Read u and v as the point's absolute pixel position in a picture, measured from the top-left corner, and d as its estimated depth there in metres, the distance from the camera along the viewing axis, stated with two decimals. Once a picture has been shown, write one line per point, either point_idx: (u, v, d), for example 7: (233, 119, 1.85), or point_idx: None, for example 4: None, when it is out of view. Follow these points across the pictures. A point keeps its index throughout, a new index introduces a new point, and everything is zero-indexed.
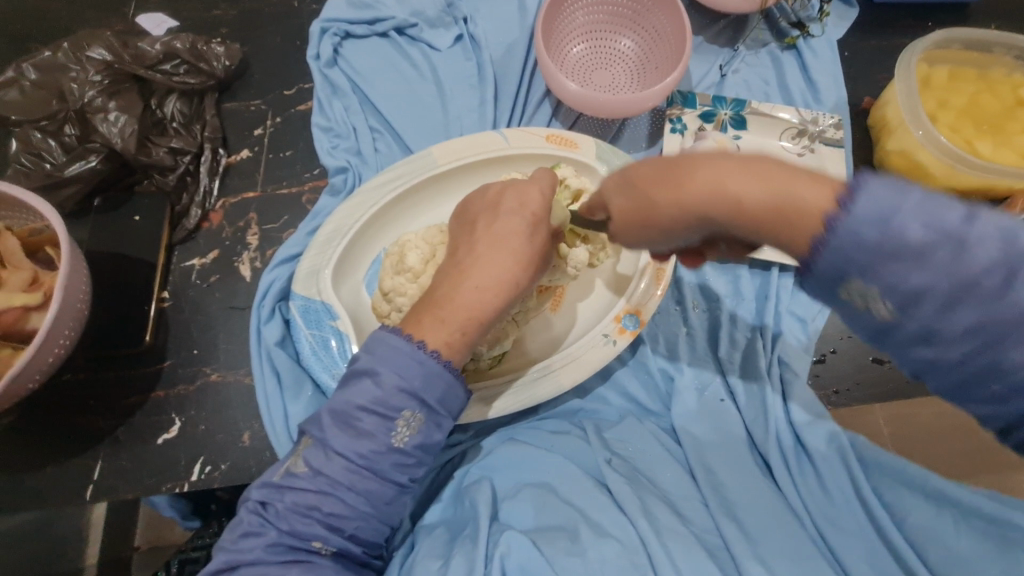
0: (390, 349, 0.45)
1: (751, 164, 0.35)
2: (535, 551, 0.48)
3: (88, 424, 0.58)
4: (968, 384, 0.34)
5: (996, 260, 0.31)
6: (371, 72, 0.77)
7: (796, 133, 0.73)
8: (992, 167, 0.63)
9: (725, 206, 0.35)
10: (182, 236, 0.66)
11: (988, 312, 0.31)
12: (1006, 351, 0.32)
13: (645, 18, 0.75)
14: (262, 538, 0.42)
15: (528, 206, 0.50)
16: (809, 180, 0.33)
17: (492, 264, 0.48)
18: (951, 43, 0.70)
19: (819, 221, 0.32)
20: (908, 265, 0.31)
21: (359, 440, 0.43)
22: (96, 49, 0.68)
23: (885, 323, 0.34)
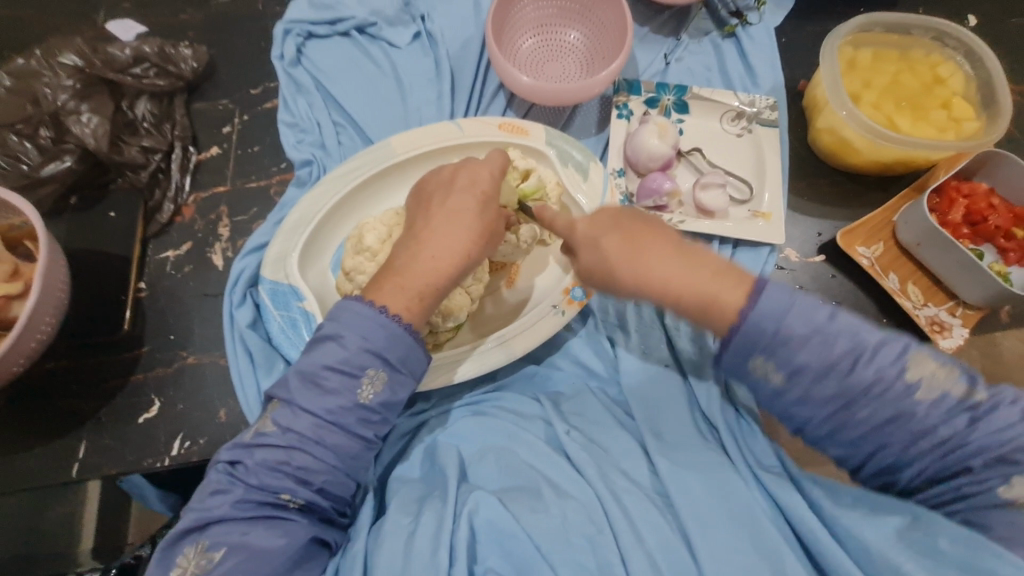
0: (355, 315, 0.49)
1: (682, 258, 0.49)
2: (502, 509, 0.52)
3: (71, 407, 0.62)
4: (831, 434, 0.47)
5: (848, 349, 0.44)
6: (334, 70, 0.81)
7: (735, 115, 0.78)
8: (908, 141, 0.68)
9: (660, 286, 0.48)
10: (156, 230, 0.70)
11: (842, 388, 0.44)
12: (855, 411, 0.45)
13: (591, 12, 0.80)
14: (230, 495, 0.46)
15: (478, 184, 0.55)
16: (730, 280, 0.47)
17: (446, 235, 0.52)
18: (873, 26, 0.75)
19: (733, 313, 0.46)
20: (793, 348, 0.44)
21: (327, 397, 0.48)
22: (68, 55, 0.71)
23: (778, 389, 0.46)
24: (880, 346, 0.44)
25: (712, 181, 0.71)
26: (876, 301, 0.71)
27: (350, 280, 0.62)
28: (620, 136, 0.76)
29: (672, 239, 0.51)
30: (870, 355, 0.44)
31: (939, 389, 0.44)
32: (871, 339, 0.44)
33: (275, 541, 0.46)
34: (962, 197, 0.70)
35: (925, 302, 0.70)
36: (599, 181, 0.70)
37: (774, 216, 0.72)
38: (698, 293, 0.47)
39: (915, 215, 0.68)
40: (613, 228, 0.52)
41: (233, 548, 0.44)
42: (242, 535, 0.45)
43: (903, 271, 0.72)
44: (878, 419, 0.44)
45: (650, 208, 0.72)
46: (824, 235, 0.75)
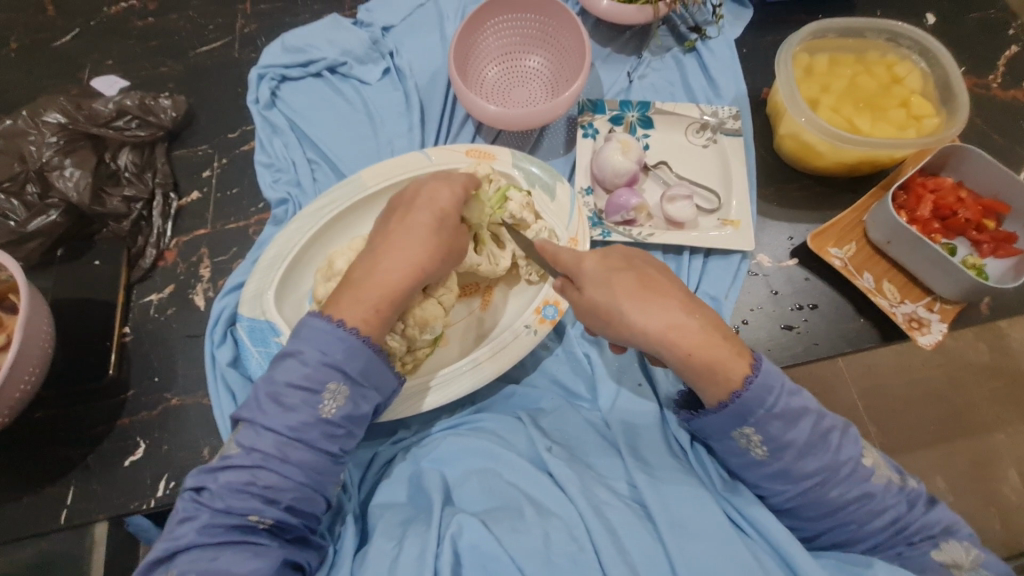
0: (313, 330, 0.50)
1: (694, 322, 0.52)
2: (485, 531, 0.52)
3: (59, 454, 0.63)
4: (793, 509, 0.54)
5: (821, 426, 0.52)
6: (308, 110, 0.84)
7: (699, 127, 0.79)
8: (867, 141, 0.69)
9: (673, 345, 0.52)
10: (140, 275, 0.72)
11: (823, 462, 0.51)
12: (827, 488, 0.51)
13: (552, 38, 0.82)
14: (196, 521, 0.46)
15: (440, 204, 0.57)
16: (737, 355, 0.51)
17: (407, 249, 0.54)
18: (827, 32, 0.77)
19: (739, 380, 0.51)
20: (783, 425, 0.51)
21: (287, 415, 0.48)
22: (52, 113, 0.75)
23: (759, 460, 0.53)
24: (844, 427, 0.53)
25: (678, 194, 0.72)
26: (853, 302, 0.71)
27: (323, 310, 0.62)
28: (586, 155, 0.77)
29: (682, 303, 0.54)
30: (836, 441, 0.52)
31: (885, 474, 0.53)
32: (838, 421, 0.53)
33: (247, 562, 0.45)
34: (928, 192, 0.70)
35: (902, 299, 0.70)
36: (566, 200, 0.71)
37: (743, 223, 0.73)
38: (704, 358, 0.51)
39: (881, 215, 0.69)
40: (624, 270, 0.57)
41: None
42: (211, 560, 0.45)
43: (877, 270, 0.72)
44: (845, 497, 0.51)
45: (619, 223, 0.73)
46: (796, 239, 0.75)
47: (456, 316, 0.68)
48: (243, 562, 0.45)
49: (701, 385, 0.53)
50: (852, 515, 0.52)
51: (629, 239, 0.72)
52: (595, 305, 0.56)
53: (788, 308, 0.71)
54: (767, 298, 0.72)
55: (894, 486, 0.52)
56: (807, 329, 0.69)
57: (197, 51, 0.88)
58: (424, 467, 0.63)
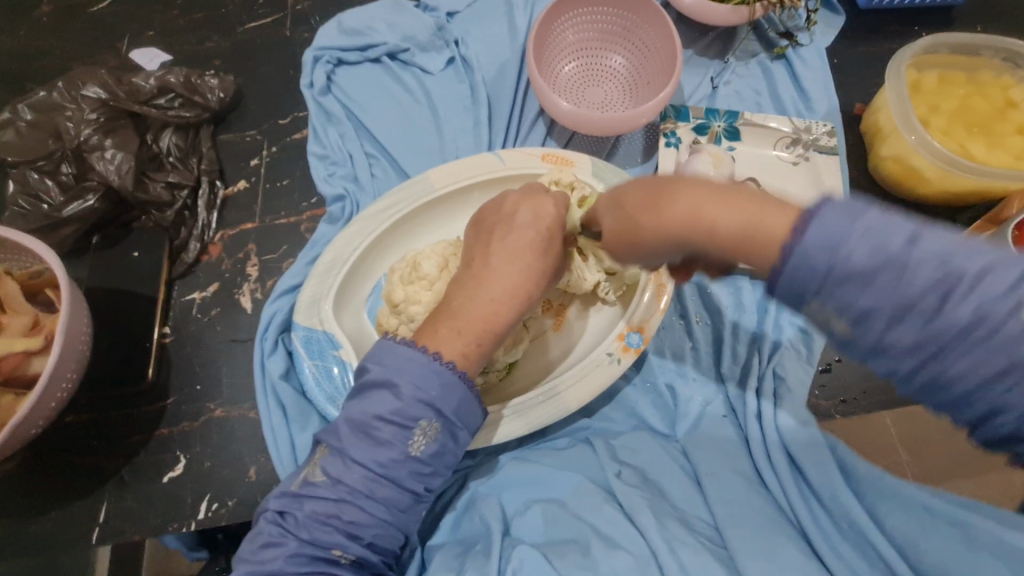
0: (402, 358, 0.45)
1: (722, 191, 0.35)
2: (547, 565, 0.47)
3: (92, 465, 0.58)
4: (924, 393, 0.33)
5: (932, 282, 0.30)
6: (366, 97, 0.77)
7: (790, 142, 0.73)
8: (985, 170, 0.64)
9: (687, 222, 0.35)
10: (182, 270, 0.66)
11: (928, 332, 0.30)
12: (949, 362, 0.30)
13: (635, 35, 0.76)
14: (282, 549, 0.42)
15: (543, 219, 0.50)
16: (778, 209, 0.33)
17: (508, 276, 0.48)
18: (939, 47, 0.71)
19: (774, 249, 0.32)
20: (856, 285, 0.31)
21: (378, 449, 0.43)
22: (91, 87, 0.68)
23: (842, 338, 0.33)
24: (982, 274, 0.29)
25: None
26: None
27: (400, 312, 0.58)
28: (669, 166, 0.71)
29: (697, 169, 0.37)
30: (974, 283, 0.29)
31: None
32: (970, 267, 0.29)
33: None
34: None
35: None
36: None
37: None
38: (730, 224, 0.34)
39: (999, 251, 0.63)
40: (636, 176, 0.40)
41: None
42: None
43: None
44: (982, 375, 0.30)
45: None
46: None
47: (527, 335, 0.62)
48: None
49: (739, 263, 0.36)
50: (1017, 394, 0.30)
51: None
52: (608, 233, 0.42)
53: None
54: None
55: None
56: None
57: (245, 27, 0.81)
58: (485, 489, 0.59)
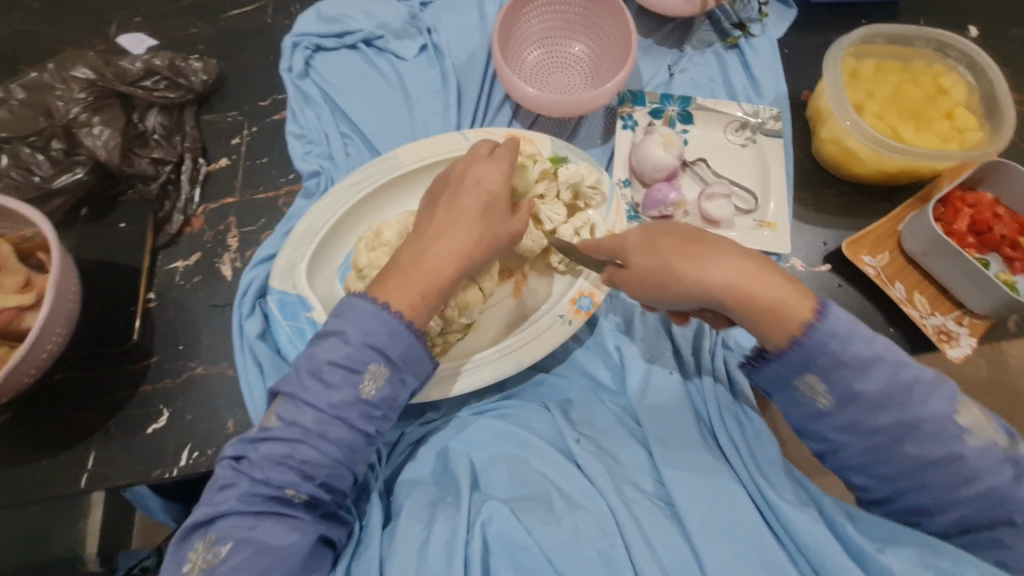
0: (360, 312, 0.50)
1: (759, 273, 0.49)
2: (513, 520, 0.51)
3: (80, 417, 0.63)
4: (867, 465, 0.48)
5: (903, 385, 0.45)
6: (342, 82, 0.82)
7: (739, 126, 0.78)
8: (912, 150, 0.69)
9: (733, 290, 0.48)
10: (166, 240, 0.71)
11: (897, 421, 0.45)
12: (905, 444, 0.46)
13: (596, 24, 0.81)
14: (236, 489, 0.47)
15: (487, 182, 0.56)
16: (802, 298, 0.47)
17: (453, 236, 0.53)
18: (876, 38, 0.76)
19: (799, 325, 0.46)
20: (851, 373, 0.46)
21: (329, 392, 0.48)
22: (80, 69, 0.73)
23: (823, 411, 0.48)
24: (930, 384, 0.46)
25: (717, 191, 0.72)
26: (882, 311, 0.71)
27: (366, 274, 0.63)
28: (624, 148, 0.76)
29: (733, 249, 0.51)
30: (924, 392, 0.45)
31: (986, 436, 0.46)
32: (925, 378, 0.46)
33: (286, 536, 0.46)
34: (966, 207, 0.70)
35: (932, 311, 0.70)
36: (605, 191, 0.71)
37: (780, 226, 0.73)
38: (766, 301, 0.48)
39: (921, 225, 0.69)
40: (671, 236, 0.53)
41: (239, 543, 0.45)
42: (250, 529, 0.46)
43: (909, 280, 0.72)
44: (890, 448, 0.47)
45: (656, 218, 0.73)
46: (830, 245, 0.75)
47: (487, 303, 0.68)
48: (280, 533, 0.46)
49: (761, 332, 0.49)
50: (935, 477, 0.46)
51: None
52: (644, 270, 0.53)
53: None
54: None
55: (998, 450, 0.46)
56: None
57: (228, 14, 0.85)
58: (453, 449, 0.62)
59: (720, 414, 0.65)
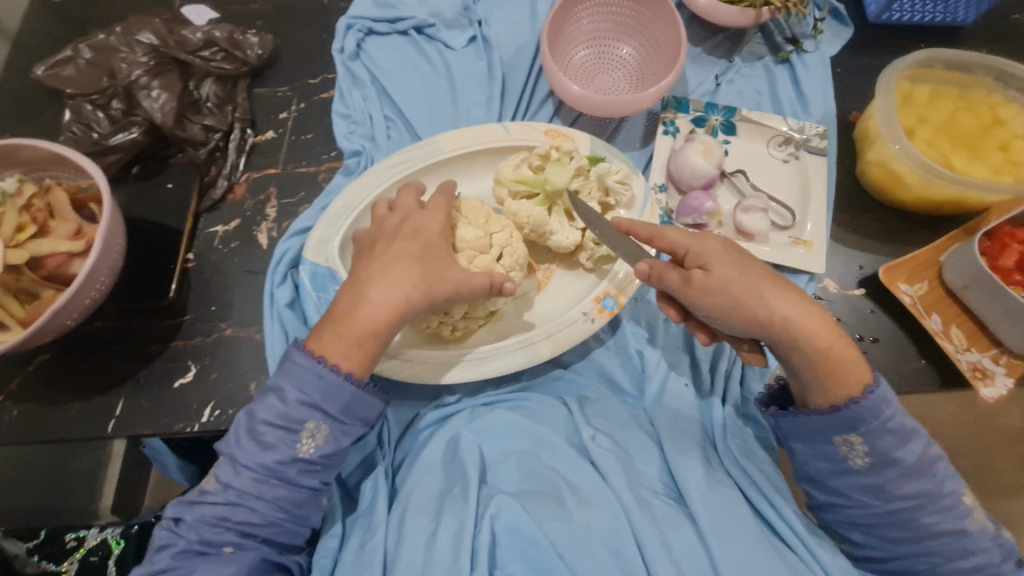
0: (293, 366, 0.52)
1: (832, 329, 0.53)
2: (524, 515, 0.54)
3: (113, 365, 0.65)
4: (874, 525, 0.53)
5: (925, 460, 0.52)
6: (391, 66, 0.83)
7: (783, 141, 0.77)
8: (962, 179, 0.67)
9: (814, 337, 0.52)
10: (209, 205, 0.73)
11: (922, 490, 0.51)
12: (922, 514, 0.51)
13: (647, 29, 0.81)
14: (173, 548, 0.50)
15: (424, 234, 0.58)
16: (859, 365, 0.53)
17: (390, 281, 0.54)
18: (934, 62, 0.75)
19: (861, 387, 0.52)
20: (893, 441, 0.51)
21: (265, 452, 0.51)
22: (145, 34, 0.76)
23: (855, 469, 0.53)
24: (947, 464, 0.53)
25: (754, 205, 0.71)
26: (916, 341, 0.69)
27: None
28: (663, 153, 0.76)
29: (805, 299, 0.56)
30: (939, 470, 0.52)
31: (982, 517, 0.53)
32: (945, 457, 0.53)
33: (223, 571, 0.48)
34: (1015, 242, 0.68)
35: (968, 347, 0.68)
36: (640, 193, 0.70)
37: (816, 244, 0.71)
38: (835, 356, 0.52)
39: (964, 257, 0.67)
40: (761, 267, 0.55)
41: None
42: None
43: (947, 313, 0.70)
44: None
45: (689, 225, 0.72)
46: (866, 269, 0.73)
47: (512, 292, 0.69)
48: (219, 571, 0.48)
49: (822, 384, 0.53)
50: (940, 546, 0.51)
51: None
52: (729, 284, 0.53)
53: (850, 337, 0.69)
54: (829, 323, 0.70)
55: None
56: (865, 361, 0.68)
57: None
58: (465, 436, 0.63)
59: (725, 432, 0.65)
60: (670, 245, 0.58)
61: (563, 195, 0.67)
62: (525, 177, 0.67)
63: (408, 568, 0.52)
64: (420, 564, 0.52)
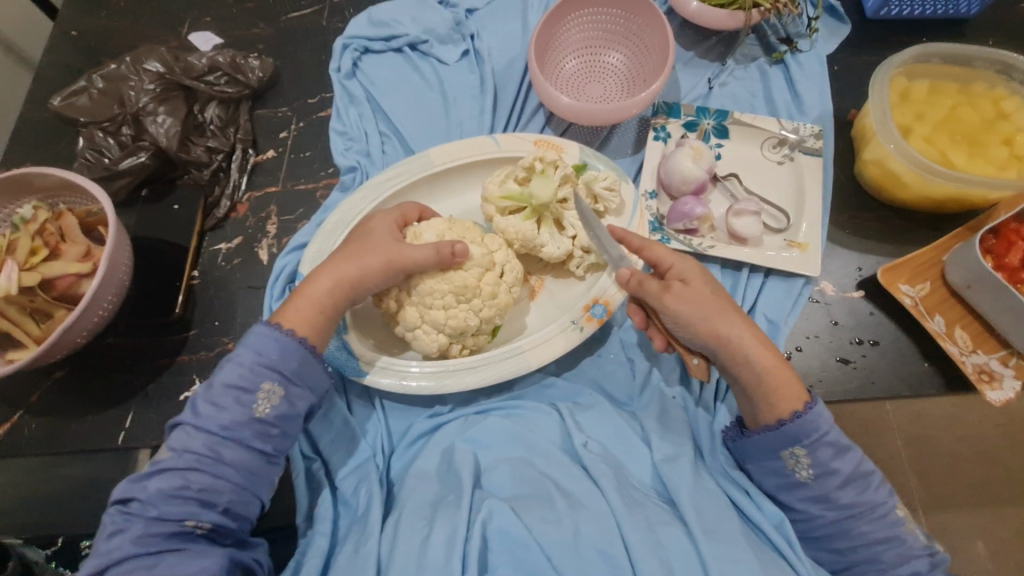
0: (255, 334, 0.55)
1: (775, 353, 0.58)
2: (516, 519, 0.54)
3: (124, 379, 0.69)
4: (824, 538, 0.56)
5: (861, 468, 0.55)
6: (386, 83, 0.86)
7: (777, 142, 0.76)
8: (961, 177, 0.65)
9: (756, 357, 0.57)
10: (213, 223, 0.76)
11: (862, 499, 0.54)
12: (864, 522, 0.54)
13: (636, 36, 0.81)
14: (129, 532, 0.48)
15: (375, 229, 0.63)
16: (798, 385, 0.56)
17: (341, 264, 0.60)
18: (931, 57, 0.73)
19: (800, 404, 0.55)
20: (831, 453, 0.54)
21: (218, 414, 0.52)
22: (152, 62, 0.79)
23: (802, 482, 0.56)
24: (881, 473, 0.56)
25: (746, 208, 0.70)
26: (918, 344, 0.67)
27: None
28: (654, 159, 0.76)
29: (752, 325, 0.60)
30: (875, 482, 0.55)
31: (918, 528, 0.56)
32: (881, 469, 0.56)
33: (191, 565, 0.48)
34: (1021, 239, 0.65)
35: (973, 348, 0.66)
36: (629, 200, 0.71)
37: (811, 247, 0.70)
38: (776, 375, 0.56)
39: (966, 257, 0.65)
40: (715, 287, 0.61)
41: None
42: (150, 567, 0.47)
43: (950, 314, 0.68)
44: None
45: (680, 230, 0.72)
46: (865, 271, 0.72)
47: None
48: (183, 564, 0.48)
49: (769, 399, 0.56)
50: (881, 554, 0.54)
51: (688, 248, 0.71)
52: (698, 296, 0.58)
53: (847, 341, 0.68)
54: (825, 327, 0.69)
55: None
56: (864, 365, 0.66)
57: (288, 16, 0.91)
58: (459, 445, 0.64)
59: (714, 446, 0.65)
60: (657, 259, 0.62)
61: (550, 206, 0.68)
62: (511, 192, 0.68)
63: (403, 570, 0.52)
64: (410, 571, 0.52)
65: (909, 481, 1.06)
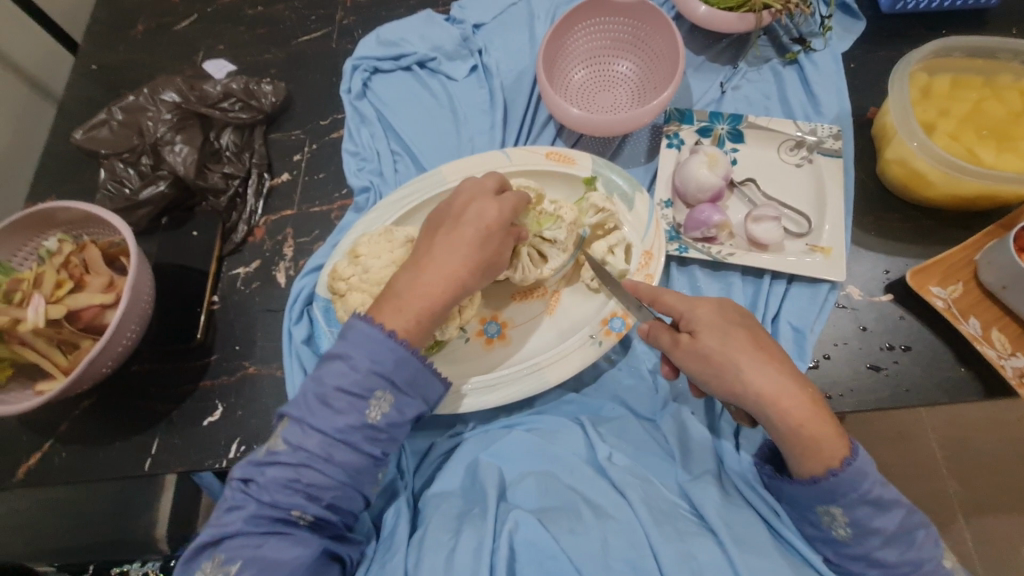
0: (361, 336, 0.50)
1: (816, 412, 0.52)
2: (544, 531, 0.52)
3: (148, 407, 0.69)
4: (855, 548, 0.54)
5: None
6: (397, 103, 0.86)
7: (795, 144, 0.75)
8: (989, 173, 0.63)
9: (787, 424, 0.52)
10: (231, 248, 0.77)
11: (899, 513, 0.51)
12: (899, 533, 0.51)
13: (644, 43, 0.80)
14: (243, 511, 0.48)
15: (484, 218, 0.56)
16: (835, 438, 0.51)
17: (451, 261, 0.53)
18: (952, 51, 0.70)
19: (838, 459, 0.51)
20: (871, 511, 0.51)
21: (335, 416, 0.48)
22: (168, 93, 0.81)
23: (841, 539, 0.53)
24: None
25: (765, 214, 0.69)
26: (950, 347, 0.65)
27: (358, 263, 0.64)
28: (669, 167, 0.74)
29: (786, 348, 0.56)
30: (920, 538, 0.51)
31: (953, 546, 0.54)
32: None
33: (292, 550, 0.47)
34: None
35: (1011, 351, 0.63)
36: (644, 211, 0.69)
37: (836, 251, 0.68)
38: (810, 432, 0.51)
39: (999, 256, 0.62)
40: (739, 323, 0.57)
41: (248, 562, 0.46)
42: (257, 547, 0.47)
43: (986, 315, 0.65)
44: None
45: (698, 239, 0.71)
46: (893, 273, 0.69)
47: (520, 317, 0.69)
48: (286, 549, 0.47)
49: (801, 458, 0.52)
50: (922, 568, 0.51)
51: (708, 258, 0.70)
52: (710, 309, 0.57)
53: (877, 346, 0.66)
54: (854, 333, 0.67)
55: None
56: (896, 372, 0.64)
57: (299, 40, 0.92)
58: (483, 458, 0.63)
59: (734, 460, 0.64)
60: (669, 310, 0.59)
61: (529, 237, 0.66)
62: None
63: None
64: None
65: (949, 485, 1.04)
